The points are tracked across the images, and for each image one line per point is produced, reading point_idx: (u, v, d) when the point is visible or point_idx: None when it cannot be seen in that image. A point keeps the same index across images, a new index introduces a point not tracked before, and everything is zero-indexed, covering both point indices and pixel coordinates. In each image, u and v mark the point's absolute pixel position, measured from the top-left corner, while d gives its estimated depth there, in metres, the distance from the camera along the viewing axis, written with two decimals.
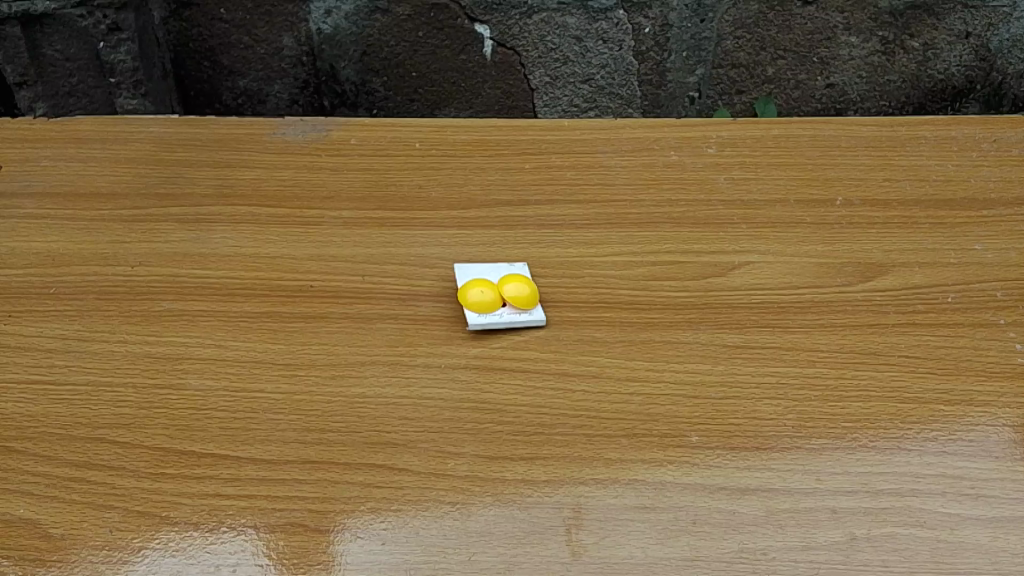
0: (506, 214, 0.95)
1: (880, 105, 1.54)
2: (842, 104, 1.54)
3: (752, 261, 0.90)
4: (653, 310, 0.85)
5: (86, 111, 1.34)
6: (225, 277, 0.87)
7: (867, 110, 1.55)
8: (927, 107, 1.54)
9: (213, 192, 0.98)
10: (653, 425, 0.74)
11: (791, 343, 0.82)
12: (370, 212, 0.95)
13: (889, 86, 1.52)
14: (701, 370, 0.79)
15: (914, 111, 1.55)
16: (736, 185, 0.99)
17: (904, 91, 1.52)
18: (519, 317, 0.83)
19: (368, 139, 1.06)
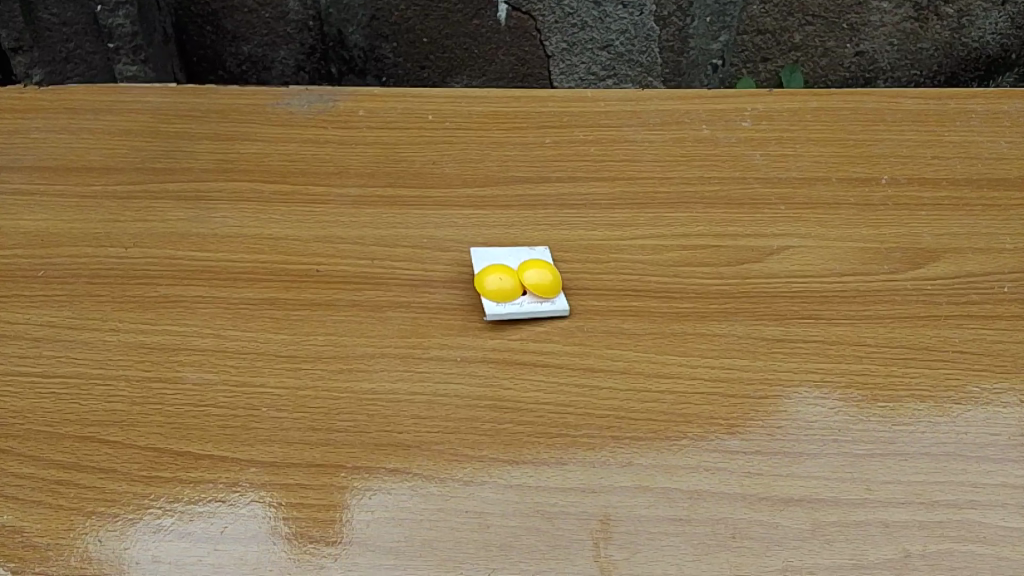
0: (526, 193, 0.89)
1: (911, 74, 1.46)
2: (871, 73, 1.45)
3: (791, 245, 0.83)
4: (685, 300, 0.78)
5: (84, 77, 1.28)
6: (226, 259, 0.81)
7: (897, 79, 1.47)
8: (959, 77, 1.46)
9: (213, 167, 0.91)
10: (686, 428, 0.68)
11: (834, 337, 0.76)
12: (379, 190, 0.89)
13: (921, 54, 1.43)
14: (738, 366, 0.73)
15: (945, 80, 1.47)
16: (772, 162, 0.92)
17: (936, 60, 1.44)
18: (540, 307, 0.76)
19: (378, 110, 0.99)
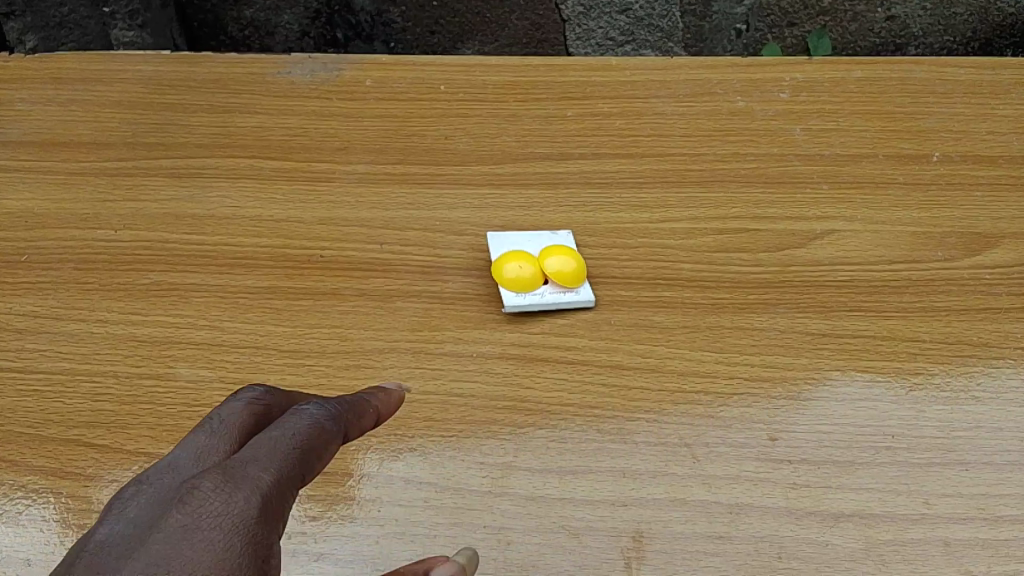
0: (546, 171, 0.82)
1: (943, 40, 1.36)
2: (903, 39, 1.36)
3: (836, 229, 0.77)
4: (720, 290, 0.72)
5: (78, 44, 1.22)
6: (223, 243, 0.75)
7: (930, 45, 1.36)
8: (994, 43, 1.35)
9: (209, 142, 0.85)
10: (725, 433, 0.62)
11: (884, 332, 0.69)
12: (389, 168, 0.82)
13: (955, 19, 1.33)
14: (781, 363, 0.67)
15: (980, 47, 1.36)
16: (813, 137, 0.85)
17: (971, 25, 1.33)
18: (564, 297, 0.70)
19: (386, 80, 0.92)
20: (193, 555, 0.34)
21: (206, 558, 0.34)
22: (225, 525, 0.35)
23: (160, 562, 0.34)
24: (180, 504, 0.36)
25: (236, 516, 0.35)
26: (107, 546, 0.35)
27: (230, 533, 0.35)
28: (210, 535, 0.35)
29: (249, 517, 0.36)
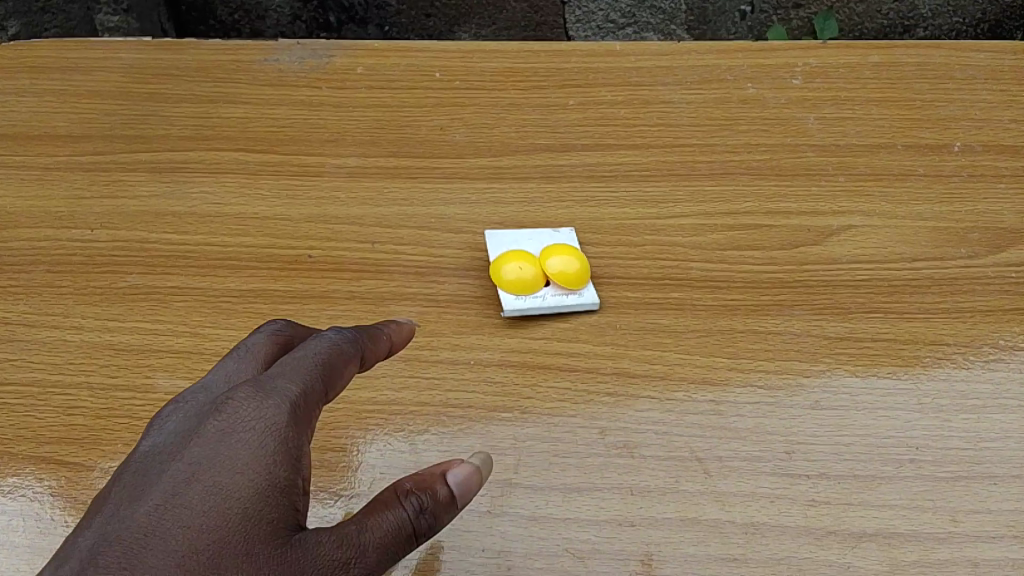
0: (548, 164, 0.78)
1: (952, 21, 1.31)
2: (910, 20, 1.31)
3: (853, 225, 0.73)
4: (731, 291, 0.68)
5: (63, 30, 1.17)
6: (206, 242, 0.71)
7: (938, 27, 1.32)
8: (1004, 24, 1.31)
9: (191, 135, 0.81)
10: (739, 445, 0.58)
11: (906, 336, 0.65)
12: (381, 161, 0.78)
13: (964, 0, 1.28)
14: (797, 370, 0.63)
15: (989, 29, 1.31)
16: (828, 126, 0.81)
17: (980, 6, 1.29)
18: (566, 300, 0.66)
19: (378, 67, 0.87)
20: (230, 455, 0.41)
21: (242, 456, 0.41)
22: (258, 427, 0.42)
23: (203, 460, 0.41)
24: (218, 413, 0.42)
25: (268, 420, 0.42)
26: (156, 454, 0.43)
27: (261, 434, 0.41)
28: (245, 436, 0.41)
29: (279, 421, 0.42)
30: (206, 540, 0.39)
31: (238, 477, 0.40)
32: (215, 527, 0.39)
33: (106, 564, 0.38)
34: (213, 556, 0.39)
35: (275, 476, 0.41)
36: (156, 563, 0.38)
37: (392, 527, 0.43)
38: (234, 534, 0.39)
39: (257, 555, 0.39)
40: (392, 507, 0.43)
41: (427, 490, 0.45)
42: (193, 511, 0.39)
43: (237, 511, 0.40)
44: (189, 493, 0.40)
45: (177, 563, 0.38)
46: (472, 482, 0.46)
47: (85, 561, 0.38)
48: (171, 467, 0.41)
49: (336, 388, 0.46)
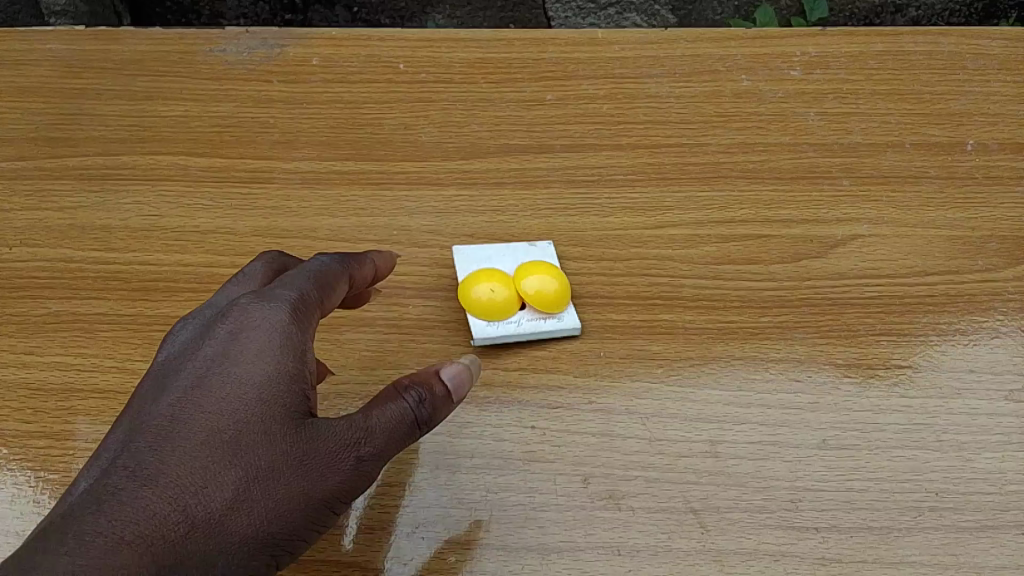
0: (523, 167, 0.70)
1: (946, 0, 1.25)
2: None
3: (860, 234, 0.66)
4: (727, 311, 0.61)
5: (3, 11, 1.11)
6: (140, 262, 0.64)
7: (932, 6, 1.26)
8: (1000, 4, 1.25)
9: (125, 137, 0.72)
10: (739, 493, 0.52)
11: (920, 361, 0.59)
12: (338, 165, 0.70)
13: None
14: (802, 404, 0.56)
15: (984, 9, 1.26)
16: (830, 122, 0.74)
17: None
18: (544, 325, 0.59)
19: (335, 58, 0.79)
20: (242, 349, 0.45)
21: (253, 348, 0.45)
22: (265, 324, 0.46)
23: (215, 357, 0.45)
24: (227, 319, 0.46)
25: (271, 318, 0.46)
26: (171, 360, 0.46)
27: (268, 330, 0.45)
28: (253, 332, 0.45)
29: (284, 318, 0.46)
30: (226, 423, 0.42)
31: (250, 367, 0.44)
32: (232, 412, 0.43)
33: (137, 448, 0.41)
34: (235, 435, 0.42)
35: (285, 367, 0.45)
36: (183, 443, 0.42)
37: (396, 416, 0.46)
38: (251, 417, 0.43)
39: (274, 434, 0.43)
40: (394, 400, 0.46)
41: (425, 385, 0.47)
42: (211, 399, 0.43)
43: (251, 396, 0.43)
44: (206, 385, 0.44)
45: (202, 442, 0.42)
46: (464, 380, 0.48)
47: (120, 449, 0.42)
48: (187, 367, 0.45)
49: (332, 300, 0.50)
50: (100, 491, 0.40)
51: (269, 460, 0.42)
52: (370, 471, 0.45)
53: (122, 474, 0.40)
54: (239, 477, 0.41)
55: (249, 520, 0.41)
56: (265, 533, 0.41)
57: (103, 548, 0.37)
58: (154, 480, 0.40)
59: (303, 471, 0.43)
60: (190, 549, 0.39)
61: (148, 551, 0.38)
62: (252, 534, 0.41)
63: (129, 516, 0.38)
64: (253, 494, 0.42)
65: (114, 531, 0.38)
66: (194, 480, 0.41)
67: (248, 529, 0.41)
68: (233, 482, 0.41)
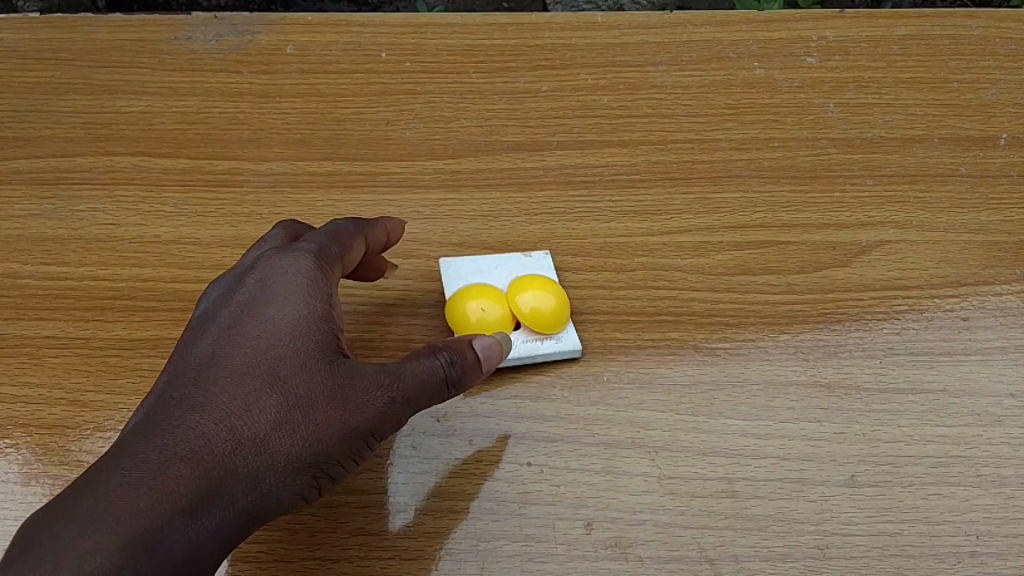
0: (516, 167, 0.64)
1: None
2: None
3: (886, 239, 0.60)
4: (742, 329, 0.55)
5: None
6: (93, 277, 0.57)
7: None
8: None
9: (79, 134, 0.66)
10: (760, 540, 0.47)
11: (956, 385, 0.53)
12: (312, 166, 0.64)
13: None
14: (827, 435, 0.51)
15: None
16: (851, 114, 0.67)
17: None
18: (540, 347, 0.53)
19: (311, 46, 0.72)
20: (274, 289, 0.45)
21: (283, 289, 0.45)
22: (293, 269, 0.46)
23: (250, 299, 0.45)
24: (256, 268, 0.47)
25: (299, 265, 0.46)
26: (208, 310, 0.46)
27: (296, 274, 0.45)
28: (283, 275, 0.45)
29: (310, 265, 0.46)
30: (263, 353, 0.42)
31: (283, 306, 0.44)
32: (268, 343, 0.43)
33: (181, 380, 0.42)
34: (272, 365, 0.42)
35: (316, 304, 0.44)
36: (223, 373, 0.42)
37: (427, 370, 0.45)
38: (286, 348, 0.43)
39: (311, 364, 0.42)
40: (426, 359, 0.45)
41: (458, 350, 0.46)
42: (248, 336, 0.43)
43: (285, 329, 0.43)
44: (243, 322, 0.44)
45: (243, 372, 0.42)
46: (495, 351, 0.48)
47: (165, 383, 0.42)
48: (224, 309, 0.45)
49: (350, 257, 0.50)
50: (148, 418, 0.40)
51: (308, 388, 0.42)
52: (404, 408, 0.44)
53: (168, 403, 0.41)
54: (280, 403, 0.41)
55: (292, 441, 0.41)
56: (307, 455, 0.41)
57: (154, 465, 0.38)
58: (198, 407, 0.40)
59: (340, 399, 0.42)
60: (237, 466, 0.39)
61: (198, 466, 0.38)
62: (296, 455, 0.41)
63: (176, 438, 0.39)
64: (296, 419, 0.41)
65: (163, 451, 0.38)
66: (235, 405, 0.41)
67: (291, 449, 0.41)
68: (274, 407, 0.41)
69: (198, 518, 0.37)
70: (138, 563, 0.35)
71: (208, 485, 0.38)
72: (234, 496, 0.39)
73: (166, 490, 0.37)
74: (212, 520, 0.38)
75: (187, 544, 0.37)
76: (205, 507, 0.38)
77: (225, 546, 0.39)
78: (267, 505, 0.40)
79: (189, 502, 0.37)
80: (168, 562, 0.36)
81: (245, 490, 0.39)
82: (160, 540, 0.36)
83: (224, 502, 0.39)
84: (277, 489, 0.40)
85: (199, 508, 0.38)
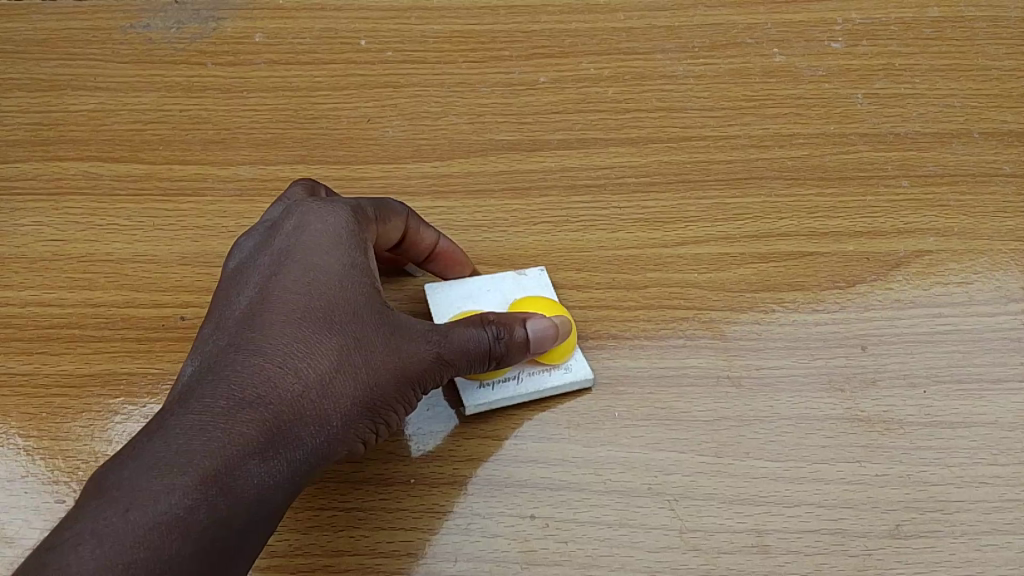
0: (512, 169, 0.57)
1: None
2: None
3: (926, 248, 0.54)
4: (769, 355, 0.49)
5: None
6: (37, 302, 0.51)
7: None
8: None
9: (21, 137, 0.59)
10: None
11: (1009, 417, 0.47)
12: (285, 170, 0.57)
13: None
14: (867, 478, 0.45)
15: None
16: (882, 106, 0.61)
17: None
18: (548, 380, 0.47)
19: (283, 33, 0.65)
20: (317, 235, 0.42)
21: (322, 237, 0.42)
22: (329, 220, 0.43)
23: (288, 248, 0.42)
24: (291, 217, 0.44)
25: (333, 216, 0.43)
26: (242, 260, 0.44)
27: (334, 222, 0.43)
28: (319, 225, 0.43)
29: (345, 217, 0.44)
30: (316, 296, 0.40)
31: (325, 255, 0.42)
32: (319, 286, 0.40)
33: (231, 329, 0.40)
34: (327, 307, 0.40)
35: (356, 253, 0.42)
36: (276, 315, 0.39)
37: (476, 339, 0.42)
38: (338, 290, 0.40)
39: (362, 313, 0.40)
40: (473, 325, 0.43)
41: (506, 325, 0.43)
42: (293, 283, 0.41)
43: (336, 273, 0.41)
44: (284, 269, 0.41)
45: (293, 319, 0.39)
46: (548, 337, 0.44)
47: (215, 328, 0.40)
48: (264, 253, 0.43)
49: (383, 231, 0.47)
50: (204, 364, 0.39)
51: (362, 334, 0.40)
52: (454, 360, 0.42)
53: (222, 347, 0.39)
54: (339, 344, 0.39)
55: (352, 385, 0.39)
56: (367, 399, 0.39)
57: (219, 410, 0.36)
58: (255, 350, 0.38)
59: (394, 348, 0.40)
60: (303, 408, 0.38)
61: (263, 412, 0.37)
62: (356, 400, 0.39)
63: (236, 382, 0.37)
64: (354, 364, 0.39)
65: (223, 399, 0.37)
66: (291, 347, 0.39)
67: (355, 392, 0.39)
68: (333, 348, 0.39)
69: (270, 459, 0.36)
70: (213, 503, 0.34)
71: (276, 427, 0.37)
72: (303, 436, 0.37)
73: (234, 432, 0.36)
74: (283, 461, 0.37)
75: (261, 485, 0.36)
76: (273, 452, 0.36)
77: (298, 486, 0.38)
78: (336, 446, 0.39)
79: (259, 444, 0.36)
80: (244, 502, 0.35)
81: (311, 434, 0.38)
82: (234, 480, 0.35)
83: (291, 447, 0.37)
84: (341, 432, 0.39)
85: (267, 453, 0.36)
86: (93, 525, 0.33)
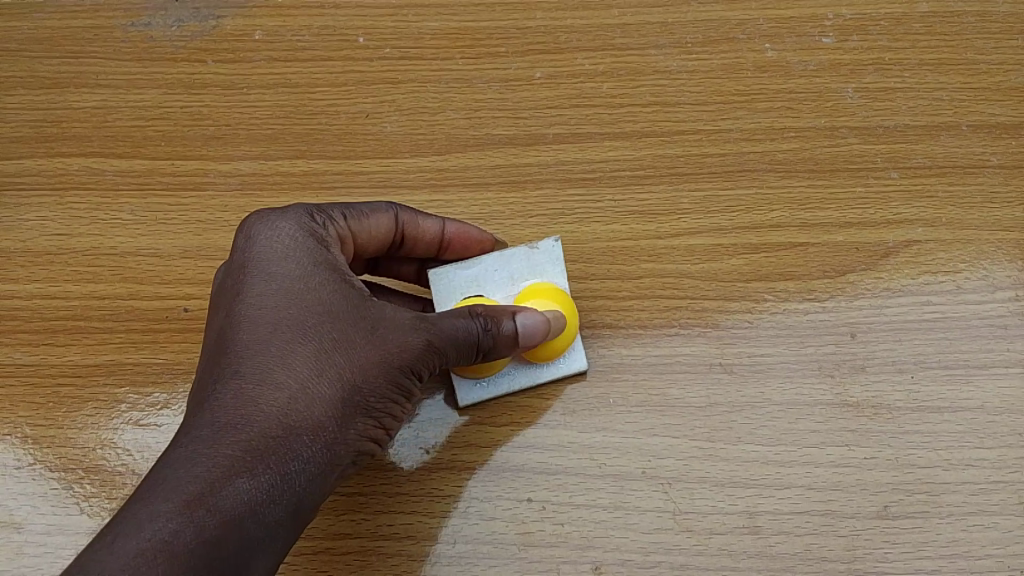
0: (510, 164, 0.58)
1: None
2: None
3: (915, 238, 0.54)
4: (761, 342, 0.51)
5: None
6: (47, 296, 0.53)
7: None
8: None
9: (25, 134, 0.60)
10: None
11: (994, 401, 0.49)
12: (287, 168, 0.58)
13: None
14: (852, 463, 0.48)
15: None
16: (874, 99, 0.59)
17: None
18: (543, 372, 0.49)
19: (281, 30, 0.63)
20: (274, 246, 0.43)
21: (280, 248, 0.43)
22: (285, 230, 0.44)
23: (249, 263, 0.43)
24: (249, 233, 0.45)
25: (289, 225, 0.45)
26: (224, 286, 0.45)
27: (288, 232, 0.44)
28: (275, 237, 0.44)
29: (302, 224, 0.45)
30: (285, 309, 0.41)
31: (284, 265, 0.43)
32: (284, 297, 0.42)
33: (213, 355, 0.41)
34: (296, 318, 0.41)
35: (315, 256, 0.43)
36: (249, 332, 0.41)
37: (460, 329, 0.43)
38: (305, 299, 0.42)
39: (331, 317, 0.41)
40: (455, 317, 0.44)
41: (494, 316, 0.44)
42: (259, 297, 0.42)
43: (301, 282, 0.42)
44: (250, 284, 0.43)
45: (265, 335, 0.41)
46: (540, 331, 0.45)
47: (203, 358, 0.43)
48: (231, 272, 0.44)
49: (365, 232, 0.48)
50: (194, 394, 0.41)
51: (334, 339, 0.41)
52: (436, 350, 0.43)
53: (207, 374, 0.41)
54: (313, 352, 0.40)
55: (332, 388, 0.40)
56: (351, 400, 0.41)
57: (201, 435, 0.38)
58: (232, 371, 0.40)
59: (370, 347, 0.41)
60: (283, 419, 0.39)
61: (243, 429, 0.38)
62: (339, 403, 0.40)
63: (215, 405, 0.39)
64: (331, 369, 0.40)
65: (204, 425, 0.39)
66: (266, 363, 0.40)
67: (337, 395, 0.40)
68: (307, 357, 0.40)
69: (258, 474, 0.38)
70: (199, 524, 0.36)
71: (260, 443, 0.38)
72: (289, 446, 0.39)
73: (217, 453, 0.38)
74: (272, 474, 0.38)
75: (253, 498, 0.37)
76: (258, 465, 0.38)
77: (293, 496, 0.39)
78: (328, 450, 0.40)
79: (242, 462, 0.38)
80: (235, 518, 0.37)
81: (297, 441, 0.39)
82: (222, 499, 0.37)
83: (279, 458, 0.38)
84: (329, 435, 0.40)
85: (253, 467, 0.38)
86: (91, 559, 0.35)
